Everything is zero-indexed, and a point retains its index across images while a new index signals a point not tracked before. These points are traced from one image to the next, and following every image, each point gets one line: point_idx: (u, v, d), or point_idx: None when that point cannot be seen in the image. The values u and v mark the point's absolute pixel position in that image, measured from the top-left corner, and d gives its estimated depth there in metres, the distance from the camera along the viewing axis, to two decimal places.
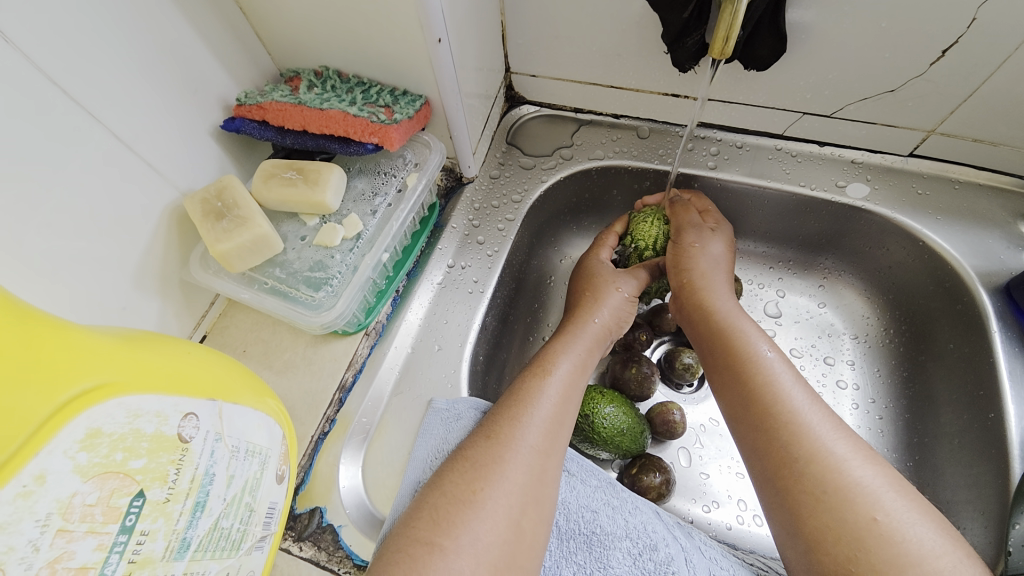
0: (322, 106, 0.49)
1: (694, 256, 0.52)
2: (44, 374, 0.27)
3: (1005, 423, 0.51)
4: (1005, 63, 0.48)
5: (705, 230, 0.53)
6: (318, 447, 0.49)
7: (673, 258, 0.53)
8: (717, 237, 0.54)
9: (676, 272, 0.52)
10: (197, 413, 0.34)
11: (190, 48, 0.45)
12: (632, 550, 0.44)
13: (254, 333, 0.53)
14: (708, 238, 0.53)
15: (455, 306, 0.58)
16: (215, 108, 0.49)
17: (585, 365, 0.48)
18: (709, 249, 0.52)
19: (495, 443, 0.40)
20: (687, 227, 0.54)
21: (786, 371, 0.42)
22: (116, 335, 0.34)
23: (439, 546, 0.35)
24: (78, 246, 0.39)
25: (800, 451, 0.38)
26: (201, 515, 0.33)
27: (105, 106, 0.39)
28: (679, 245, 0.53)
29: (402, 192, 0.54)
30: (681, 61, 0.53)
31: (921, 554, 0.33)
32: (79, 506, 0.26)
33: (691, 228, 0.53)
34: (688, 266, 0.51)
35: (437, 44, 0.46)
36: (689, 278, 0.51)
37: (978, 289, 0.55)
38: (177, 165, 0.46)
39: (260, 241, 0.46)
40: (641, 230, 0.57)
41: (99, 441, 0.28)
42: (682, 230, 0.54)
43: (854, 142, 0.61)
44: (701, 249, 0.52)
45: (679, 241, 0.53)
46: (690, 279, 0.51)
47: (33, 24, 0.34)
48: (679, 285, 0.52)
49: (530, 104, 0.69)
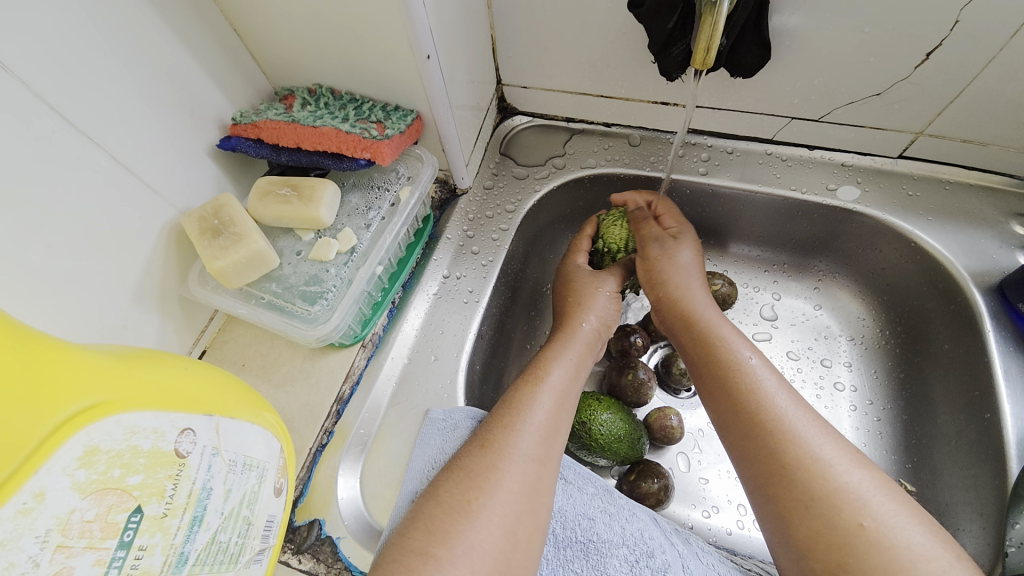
0: (316, 123, 0.50)
1: (665, 270, 0.52)
2: (42, 395, 0.28)
3: (1001, 423, 0.51)
4: (989, 65, 0.48)
5: (668, 240, 0.54)
6: (317, 459, 0.50)
7: (645, 273, 0.53)
8: (682, 245, 0.54)
9: (649, 287, 0.53)
10: (194, 428, 0.34)
11: (187, 71, 0.46)
12: (629, 557, 0.44)
13: (253, 346, 0.54)
14: (673, 248, 0.53)
15: (451, 316, 0.58)
16: (211, 128, 0.51)
17: (579, 370, 0.49)
18: (676, 258, 0.52)
19: (489, 453, 0.41)
20: (649, 240, 0.54)
21: (770, 376, 0.43)
22: (114, 353, 0.35)
23: (434, 556, 0.35)
24: (80, 265, 0.40)
25: (787, 457, 0.38)
26: (199, 529, 0.33)
27: (103, 129, 0.40)
28: (648, 260, 0.53)
29: (395, 205, 0.54)
30: (668, 70, 0.54)
31: (911, 558, 0.33)
32: (77, 522, 0.27)
33: (654, 243, 0.53)
34: (662, 280, 0.52)
35: (426, 61, 0.47)
36: (665, 292, 0.51)
37: (971, 289, 0.55)
38: (175, 184, 0.47)
39: (256, 256, 0.47)
40: (612, 234, 0.58)
41: (97, 458, 0.28)
42: (645, 243, 0.54)
43: (844, 145, 0.61)
44: (668, 259, 0.52)
45: (645, 256, 0.54)
46: (665, 293, 0.51)
47: (31, 52, 0.35)
48: (656, 300, 0.52)
49: (522, 115, 0.70)
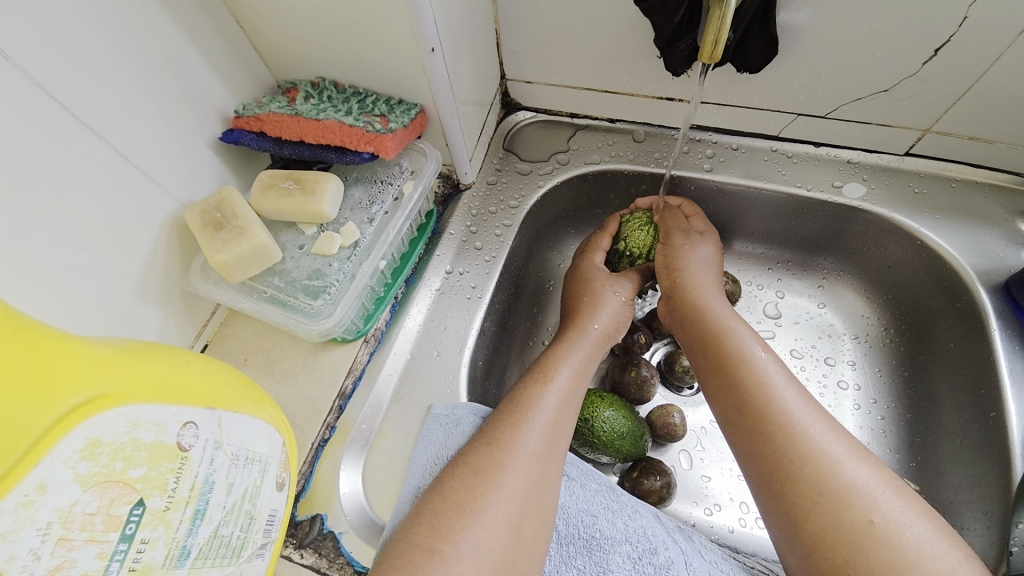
0: (319, 117, 0.50)
1: (686, 257, 0.52)
2: (42, 386, 0.27)
3: (1006, 421, 0.50)
4: (997, 61, 0.48)
5: (693, 234, 0.54)
6: (319, 454, 0.50)
7: (663, 260, 0.53)
8: (706, 241, 0.54)
9: (666, 273, 0.53)
10: (196, 421, 0.34)
11: (189, 63, 0.46)
12: (632, 554, 0.44)
13: (254, 341, 0.54)
14: (697, 241, 0.54)
15: (454, 312, 0.58)
16: (214, 121, 0.50)
17: (586, 369, 0.49)
18: (698, 250, 0.53)
19: (496, 449, 0.40)
20: (675, 230, 0.54)
21: (778, 373, 0.43)
22: (115, 346, 0.35)
23: (439, 552, 0.35)
24: (80, 258, 0.40)
25: (794, 454, 0.38)
26: (201, 523, 0.33)
27: (105, 121, 0.40)
28: (669, 248, 0.53)
29: (398, 200, 0.54)
30: (674, 65, 0.53)
31: (918, 556, 0.33)
32: (79, 515, 0.27)
33: (679, 232, 0.54)
34: (681, 267, 0.52)
35: (431, 54, 0.46)
36: (681, 278, 0.51)
37: (977, 287, 0.55)
38: (177, 178, 0.47)
39: (259, 250, 0.47)
40: (636, 237, 0.56)
41: (99, 450, 0.28)
42: (670, 232, 0.54)
43: (849, 142, 0.61)
44: (690, 249, 0.53)
45: (667, 244, 0.54)
46: (679, 285, 0.51)
47: (34, 44, 0.35)
48: (670, 285, 0.52)
49: (526, 110, 0.69)
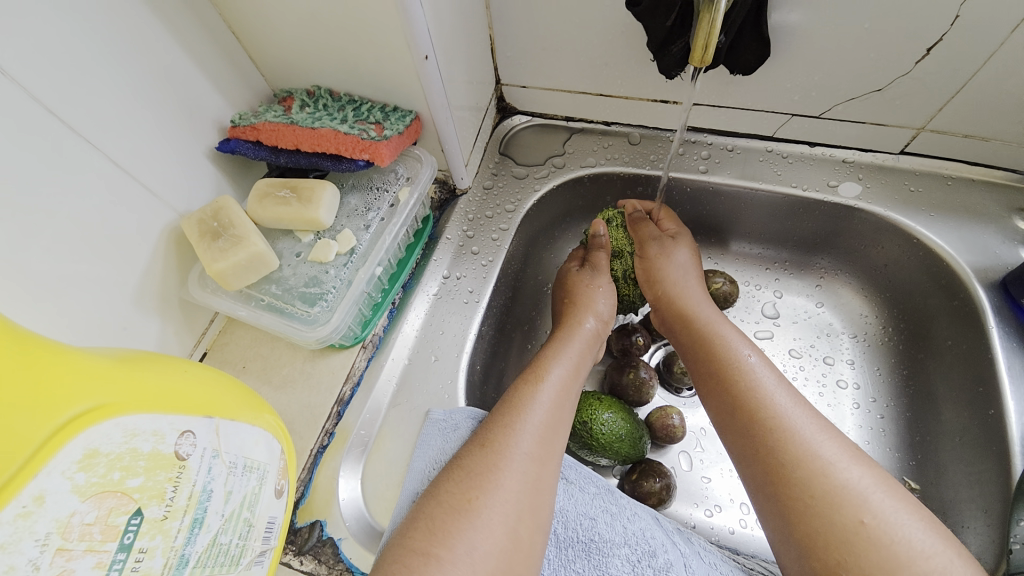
0: (314, 125, 0.50)
1: (664, 268, 0.53)
2: (41, 398, 0.28)
3: (1004, 419, 0.50)
4: (990, 60, 0.48)
5: (667, 240, 0.54)
6: (318, 460, 0.50)
7: (644, 274, 0.54)
8: (681, 244, 0.54)
9: (648, 286, 0.54)
10: (194, 430, 0.34)
11: (186, 74, 0.47)
12: (631, 557, 0.44)
13: (253, 348, 0.54)
14: (672, 247, 0.54)
15: (451, 316, 0.58)
16: (211, 130, 0.51)
17: (579, 369, 0.49)
18: (674, 258, 0.53)
19: (490, 452, 0.41)
20: (648, 240, 0.54)
21: (769, 374, 0.43)
22: (112, 356, 0.35)
23: (436, 557, 0.35)
24: (80, 269, 0.40)
25: (786, 455, 0.38)
26: (199, 531, 0.33)
27: (103, 133, 0.41)
28: (646, 260, 0.54)
29: (394, 206, 0.54)
30: (667, 68, 0.53)
31: (911, 555, 0.33)
32: (77, 526, 0.27)
33: (653, 243, 0.54)
34: (659, 279, 0.53)
35: (424, 61, 0.47)
36: (663, 291, 0.52)
37: (974, 285, 0.55)
38: (174, 188, 0.47)
39: (256, 259, 0.47)
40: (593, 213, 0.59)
41: (97, 461, 0.28)
42: (644, 243, 0.54)
43: (844, 141, 0.61)
44: (666, 258, 0.53)
45: (644, 255, 0.54)
46: (664, 291, 0.52)
47: (32, 58, 0.35)
48: (654, 299, 0.53)
49: (521, 114, 0.70)
